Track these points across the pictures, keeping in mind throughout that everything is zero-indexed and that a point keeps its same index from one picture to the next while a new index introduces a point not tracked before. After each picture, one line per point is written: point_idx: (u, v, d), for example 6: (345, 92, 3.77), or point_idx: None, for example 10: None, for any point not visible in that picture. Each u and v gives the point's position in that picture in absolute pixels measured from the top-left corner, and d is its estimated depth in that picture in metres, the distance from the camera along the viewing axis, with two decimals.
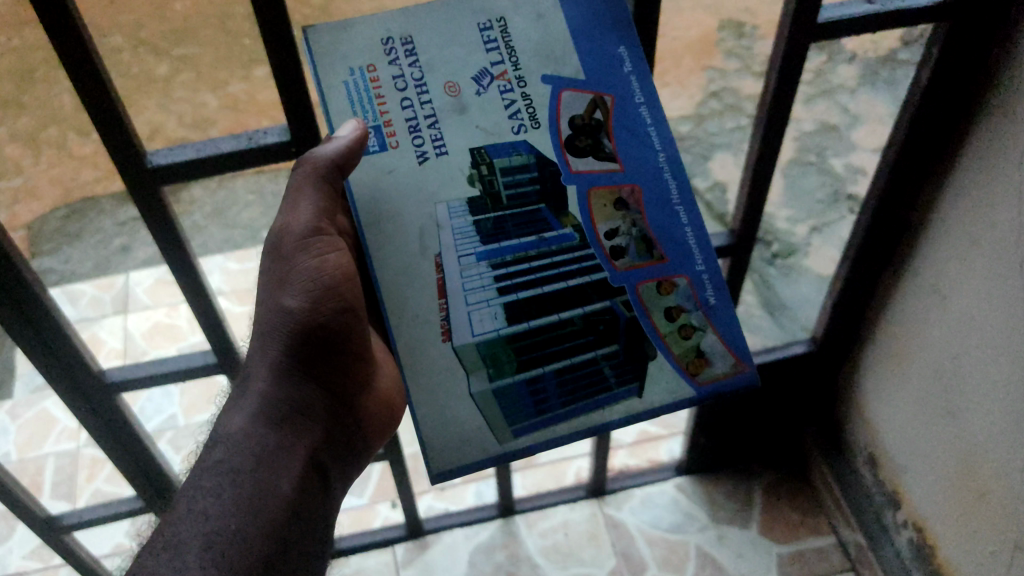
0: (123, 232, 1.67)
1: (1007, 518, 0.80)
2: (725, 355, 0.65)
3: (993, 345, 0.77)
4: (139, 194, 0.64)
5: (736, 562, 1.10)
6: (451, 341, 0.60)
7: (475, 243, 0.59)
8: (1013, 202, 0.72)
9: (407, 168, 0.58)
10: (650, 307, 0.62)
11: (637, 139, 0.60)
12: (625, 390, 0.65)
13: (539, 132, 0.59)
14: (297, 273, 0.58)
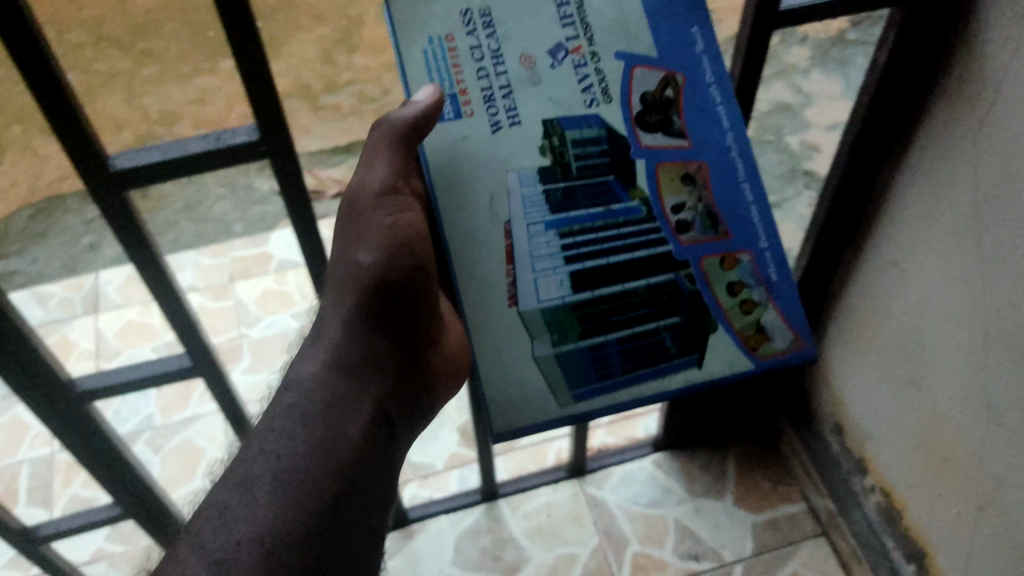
0: (89, 231, 1.63)
1: (969, 481, 0.85)
2: (784, 331, 0.71)
3: (952, 315, 0.82)
4: (103, 198, 0.63)
5: (714, 533, 1.14)
6: (517, 306, 0.65)
7: (544, 211, 0.64)
8: (967, 178, 0.76)
9: (483, 137, 0.61)
10: (713, 280, 0.68)
11: (703, 118, 0.66)
12: (685, 361, 0.70)
13: (610, 105, 0.64)
14: (371, 228, 0.60)
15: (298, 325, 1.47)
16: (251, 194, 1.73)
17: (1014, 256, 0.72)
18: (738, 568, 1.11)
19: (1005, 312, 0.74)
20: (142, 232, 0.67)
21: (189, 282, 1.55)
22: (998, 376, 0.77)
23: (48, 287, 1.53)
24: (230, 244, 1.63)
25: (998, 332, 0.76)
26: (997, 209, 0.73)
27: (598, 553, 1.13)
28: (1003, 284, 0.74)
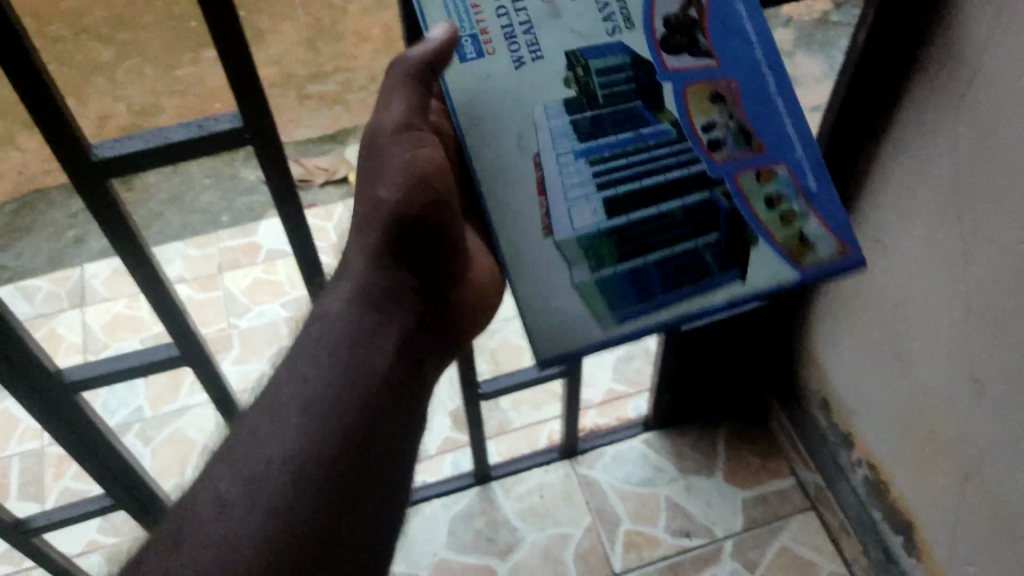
0: (75, 224, 1.62)
1: (953, 453, 0.86)
2: (827, 239, 0.67)
3: (932, 289, 0.83)
4: (85, 187, 0.63)
5: (704, 510, 1.16)
6: (552, 234, 0.62)
7: (573, 141, 0.63)
8: (946, 153, 0.77)
9: (507, 71, 0.62)
10: (748, 194, 0.66)
11: (726, 40, 0.67)
12: (728, 277, 0.65)
13: (632, 33, 0.65)
14: (390, 166, 0.62)
15: (288, 314, 1.47)
16: (237, 183, 1.72)
17: (993, 230, 0.73)
18: (730, 543, 1.13)
19: (984, 285, 0.76)
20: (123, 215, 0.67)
21: (177, 273, 1.55)
22: (979, 349, 0.79)
23: (35, 281, 1.51)
24: (217, 234, 1.62)
25: (978, 305, 0.77)
26: (975, 183, 0.74)
27: (591, 532, 1.14)
28: (983, 259, 0.75)
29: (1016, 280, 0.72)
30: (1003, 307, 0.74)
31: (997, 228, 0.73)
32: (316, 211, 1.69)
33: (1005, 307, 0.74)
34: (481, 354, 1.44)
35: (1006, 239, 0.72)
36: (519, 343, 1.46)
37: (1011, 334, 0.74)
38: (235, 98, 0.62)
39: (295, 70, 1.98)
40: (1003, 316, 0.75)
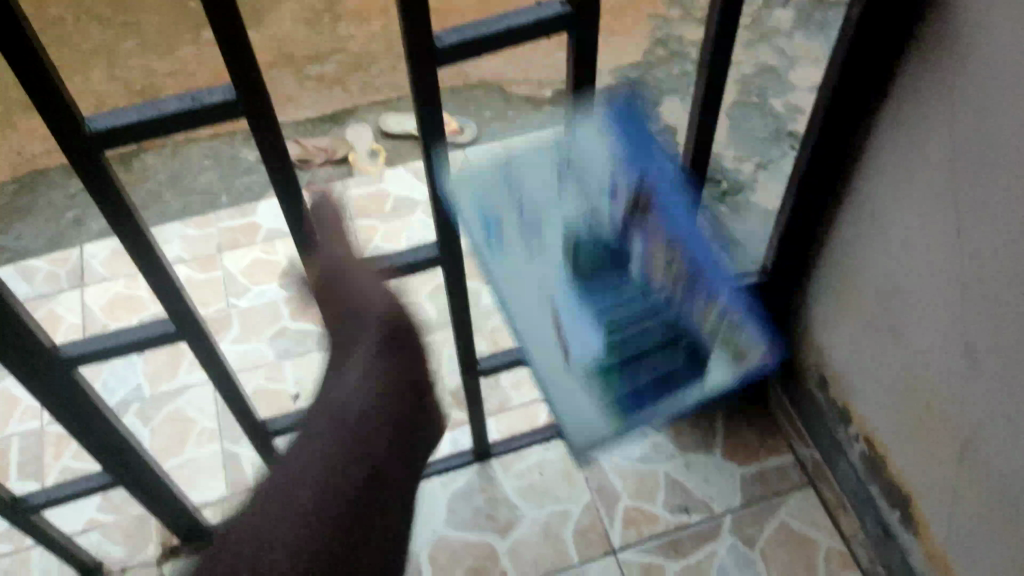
0: (74, 205, 1.62)
1: (950, 430, 0.87)
2: (752, 348, 0.90)
3: (928, 266, 0.83)
4: (79, 161, 0.62)
5: (704, 486, 1.17)
6: (571, 360, 0.79)
7: (564, 285, 0.75)
8: (942, 127, 0.76)
9: (521, 261, 0.75)
10: (711, 333, 0.82)
11: (668, 203, 0.73)
12: (694, 377, 0.88)
13: (602, 207, 0.72)
14: (354, 275, 0.58)
15: (287, 294, 1.47)
16: (237, 164, 1.72)
17: (988, 205, 0.73)
18: (728, 520, 1.14)
19: (980, 262, 0.76)
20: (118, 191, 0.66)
21: (176, 253, 1.55)
22: (975, 325, 0.78)
23: (35, 262, 1.51)
24: (216, 215, 1.62)
25: (973, 281, 0.77)
26: (971, 158, 0.74)
27: (590, 509, 1.15)
28: (980, 235, 0.75)
29: (1012, 256, 0.72)
30: (998, 283, 0.74)
31: (992, 204, 0.72)
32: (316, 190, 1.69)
33: (1000, 283, 0.74)
34: (482, 333, 1.45)
35: (1001, 215, 0.72)
36: None
37: (1006, 310, 0.74)
38: (229, 71, 0.60)
39: (294, 51, 1.97)
40: (998, 292, 0.74)
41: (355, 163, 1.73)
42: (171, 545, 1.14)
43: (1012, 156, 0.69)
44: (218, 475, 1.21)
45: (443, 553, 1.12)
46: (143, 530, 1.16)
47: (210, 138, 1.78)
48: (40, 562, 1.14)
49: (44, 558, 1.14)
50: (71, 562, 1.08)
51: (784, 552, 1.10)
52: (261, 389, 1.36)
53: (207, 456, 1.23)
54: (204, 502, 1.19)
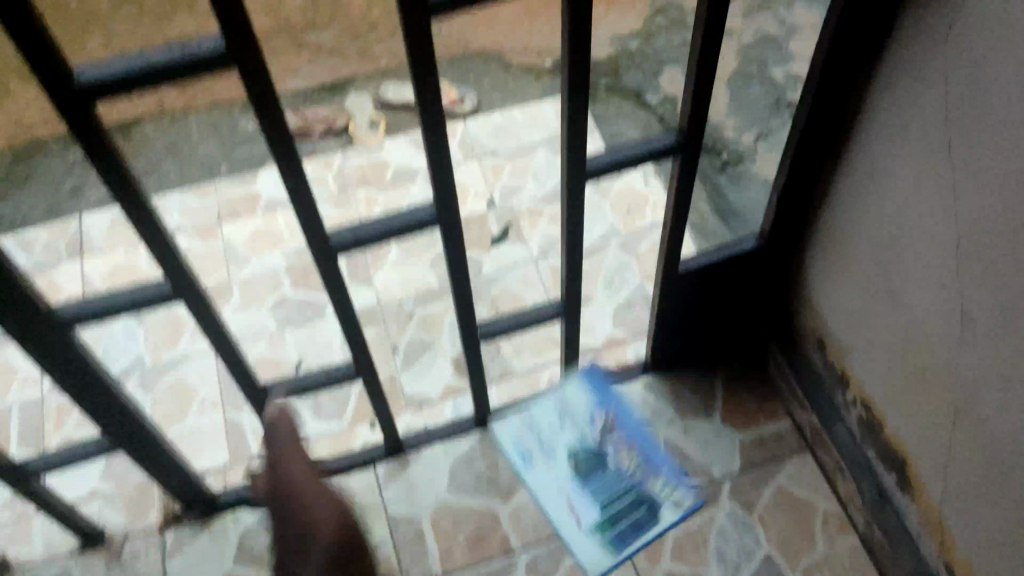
0: (73, 174, 1.62)
1: (942, 386, 0.88)
2: (709, 477, 1.16)
3: (921, 222, 0.85)
4: (70, 114, 0.63)
5: (703, 451, 1.18)
6: (583, 560, 1.09)
7: (572, 479, 1.17)
8: (935, 81, 0.79)
9: (550, 478, 1.17)
10: (654, 482, 1.16)
11: (632, 438, 1.20)
12: (680, 512, 1.13)
13: (585, 463, 1.18)
14: (317, 508, 0.89)
15: (288, 264, 1.48)
16: (235, 134, 1.71)
17: (979, 157, 0.75)
18: (727, 485, 1.15)
19: (971, 215, 0.78)
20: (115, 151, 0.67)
21: (176, 223, 1.56)
22: (966, 278, 0.80)
23: (35, 233, 1.52)
24: (216, 184, 1.62)
25: (964, 235, 0.79)
26: (962, 110, 0.76)
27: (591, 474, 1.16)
28: (972, 187, 0.77)
29: (1001, 208, 0.74)
30: (989, 235, 0.76)
31: (983, 155, 0.74)
32: (317, 161, 1.74)
33: (990, 235, 0.76)
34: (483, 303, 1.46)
35: (992, 166, 0.74)
36: (520, 292, 1.48)
37: (996, 262, 0.76)
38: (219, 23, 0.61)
39: None
40: (989, 244, 0.76)
41: (355, 133, 1.80)
42: (173, 512, 1.14)
43: (1002, 105, 0.71)
44: (220, 443, 1.22)
45: (445, 518, 1.13)
46: (145, 498, 1.16)
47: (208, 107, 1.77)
48: (42, 530, 1.14)
49: (46, 526, 1.14)
50: (73, 528, 1.08)
51: (783, 516, 1.12)
52: (262, 359, 1.36)
53: (209, 424, 1.24)
54: (207, 470, 1.20)
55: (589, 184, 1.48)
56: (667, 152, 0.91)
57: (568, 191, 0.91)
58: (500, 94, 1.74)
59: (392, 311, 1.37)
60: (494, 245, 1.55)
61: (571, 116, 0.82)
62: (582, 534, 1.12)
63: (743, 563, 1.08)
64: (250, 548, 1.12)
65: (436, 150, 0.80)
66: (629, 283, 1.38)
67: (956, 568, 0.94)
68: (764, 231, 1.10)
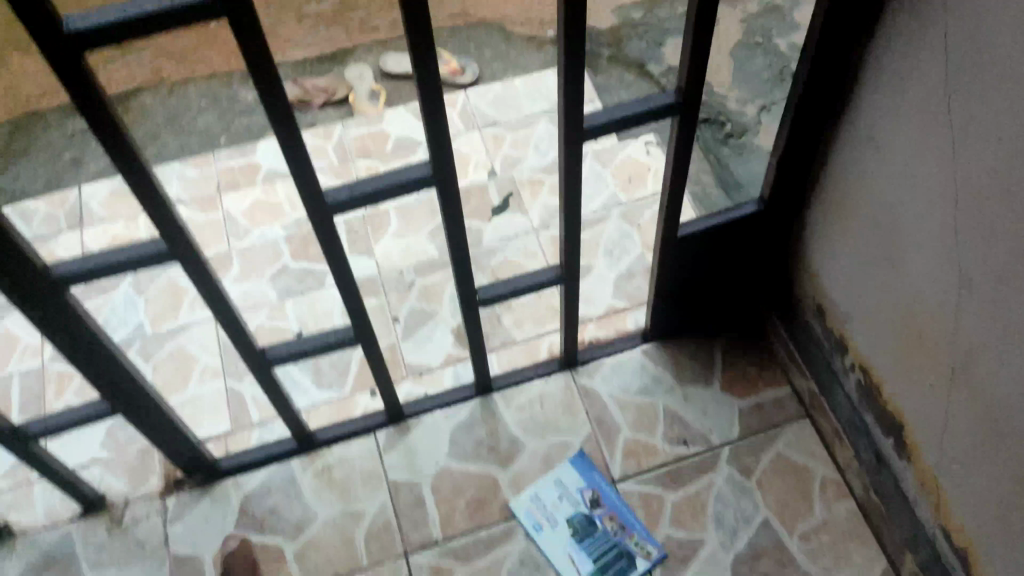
0: (71, 146, 1.61)
1: (941, 349, 0.90)
2: (676, 534, 1.09)
3: (924, 185, 0.86)
4: (59, 64, 0.62)
5: (702, 418, 1.19)
6: None
7: (571, 536, 1.09)
8: (936, 44, 0.79)
9: (553, 535, 1.09)
10: (627, 536, 1.09)
11: (616, 502, 1.12)
12: (651, 565, 1.07)
13: (577, 528, 1.10)
14: None
15: (288, 235, 1.48)
16: (235, 105, 1.70)
17: (981, 119, 0.76)
18: (725, 451, 1.16)
19: (973, 176, 0.79)
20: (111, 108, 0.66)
21: (175, 195, 1.55)
22: (968, 240, 0.82)
23: (33, 203, 1.51)
24: (215, 155, 1.61)
25: (966, 196, 0.80)
26: (964, 72, 0.76)
27: (590, 441, 1.17)
28: (974, 150, 0.78)
29: (1003, 168, 0.75)
30: (990, 196, 0.77)
31: (985, 117, 0.75)
32: (315, 131, 1.69)
33: (992, 196, 0.77)
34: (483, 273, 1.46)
35: (993, 128, 0.75)
36: (520, 262, 1.48)
37: (998, 222, 0.77)
38: None
39: None
40: (991, 205, 0.77)
41: (355, 104, 1.72)
42: (175, 478, 1.16)
43: (1005, 66, 0.71)
44: (221, 410, 1.23)
45: (445, 484, 1.14)
46: (145, 465, 1.17)
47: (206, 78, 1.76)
48: (43, 496, 1.15)
49: (47, 491, 1.15)
50: (74, 493, 1.09)
51: (781, 482, 1.12)
52: (263, 328, 1.37)
53: (210, 392, 1.25)
54: (208, 437, 1.21)
55: (589, 157, 1.50)
56: (666, 111, 0.90)
57: (565, 152, 0.90)
58: (501, 64, 1.75)
59: (392, 281, 1.37)
60: (494, 215, 1.54)
61: (567, 77, 0.82)
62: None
63: (740, 528, 1.09)
64: (252, 513, 1.13)
65: (434, 115, 0.80)
66: (630, 252, 1.38)
67: (950, 530, 0.96)
68: (764, 196, 1.10)
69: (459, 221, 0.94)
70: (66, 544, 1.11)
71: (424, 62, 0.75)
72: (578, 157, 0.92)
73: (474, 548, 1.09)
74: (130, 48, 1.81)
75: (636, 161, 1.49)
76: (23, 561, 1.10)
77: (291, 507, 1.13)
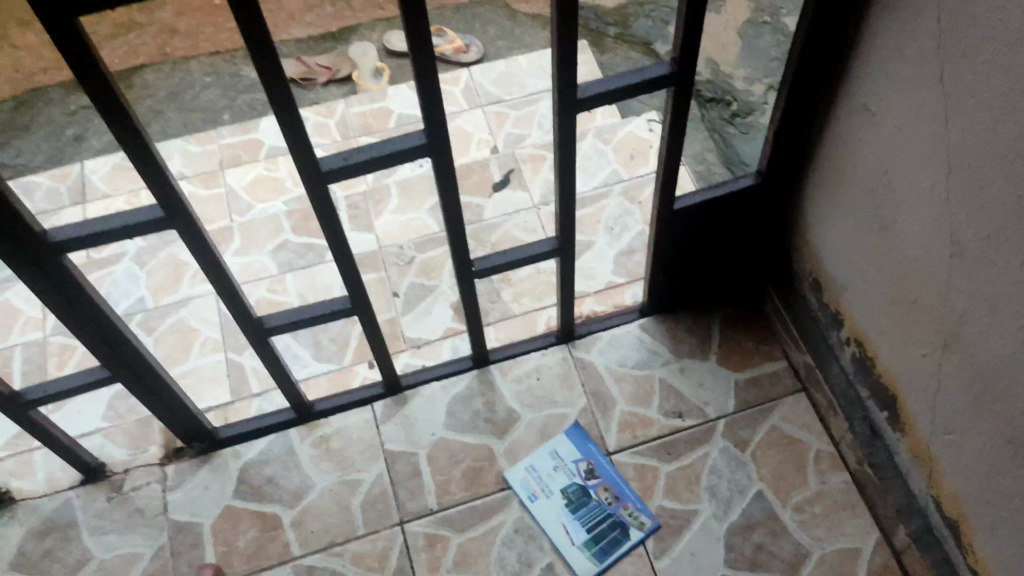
0: (74, 122, 1.62)
1: (935, 320, 0.90)
2: (670, 505, 1.10)
3: (918, 155, 0.86)
4: (51, 28, 0.61)
5: (698, 391, 1.19)
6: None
7: (567, 505, 1.10)
8: (932, 11, 0.78)
9: (549, 505, 1.11)
10: (621, 507, 1.10)
11: (610, 473, 1.13)
12: (645, 535, 1.08)
13: (572, 497, 1.11)
14: None
15: (288, 210, 1.48)
16: (238, 82, 1.70)
17: (976, 86, 0.75)
18: (721, 424, 1.16)
19: (967, 144, 0.79)
20: (105, 74, 0.66)
21: (177, 170, 1.55)
22: (961, 209, 0.82)
23: (34, 178, 1.51)
24: (217, 131, 1.61)
25: (959, 165, 0.80)
26: (960, 39, 0.76)
27: (586, 413, 1.18)
28: (968, 120, 0.78)
29: (997, 136, 0.75)
30: (983, 165, 0.77)
31: (980, 84, 0.75)
32: (317, 108, 1.66)
33: (985, 164, 0.77)
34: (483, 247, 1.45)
35: (988, 95, 0.75)
36: (521, 236, 1.46)
37: (990, 191, 0.77)
38: None
39: None
40: (984, 173, 0.77)
41: (358, 81, 1.71)
42: (175, 447, 1.17)
43: (1000, 34, 0.71)
44: (221, 382, 1.25)
45: (441, 454, 1.15)
46: (145, 434, 1.19)
47: (208, 53, 1.76)
48: (43, 465, 1.17)
49: (48, 460, 1.17)
50: (74, 462, 1.11)
51: (776, 454, 1.13)
52: (262, 301, 1.38)
53: (210, 364, 1.27)
54: (208, 408, 1.22)
55: (591, 133, 1.50)
56: (661, 82, 0.90)
57: (560, 123, 0.90)
58: (505, 41, 1.77)
59: (392, 256, 1.38)
60: (495, 191, 1.53)
61: (561, 47, 0.81)
62: (575, 549, 1.07)
63: (734, 499, 1.10)
64: (250, 482, 1.14)
65: (426, 85, 0.80)
66: (630, 228, 1.38)
67: (942, 500, 0.97)
68: (761, 170, 1.10)
69: (455, 192, 0.94)
70: (66, 511, 1.13)
71: (419, 33, 0.74)
72: (573, 127, 0.91)
73: (469, 517, 1.10)
74: (134, 25, 1.82)
75: (637, 137, 1.49)
76: (23, 527, 1.12)
77: (290, 476, 1.15)
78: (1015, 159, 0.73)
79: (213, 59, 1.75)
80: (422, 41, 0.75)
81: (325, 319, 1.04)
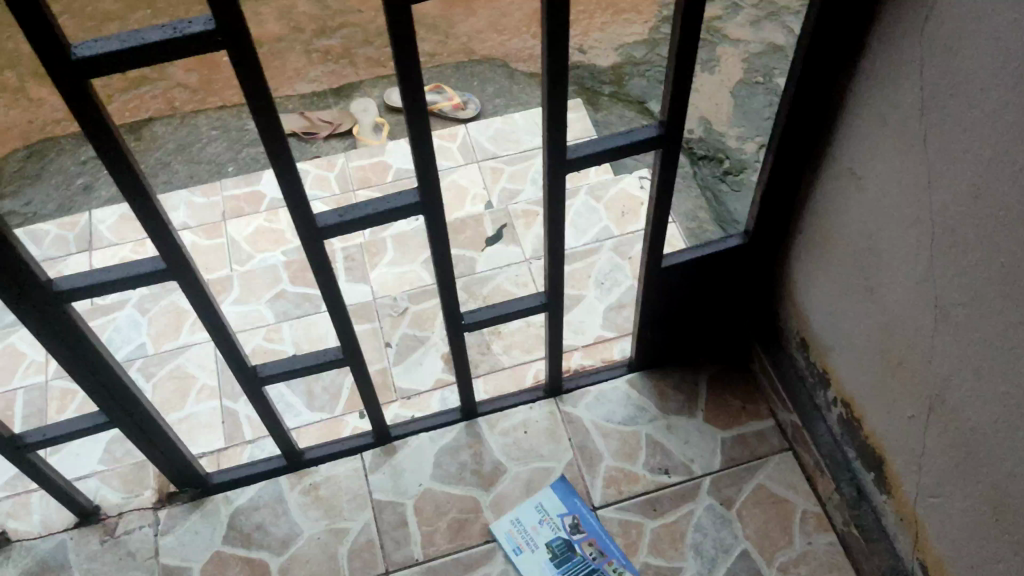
0: (84, 172, 1.67)
1: (920, 380, 0.92)
2: (654, 561, 1.10)
3: (902, 220, 0.89)
4: (66, 86, 0.65)
5: (683, 448, 1.20)
6: None
7: (551, 560, 1.11)
8: (915, 84, 0.83)
9: (532, 558, 1.11)
10: (605, 564, 1.10)
11: (594, 527, 1.13)
12: None
13: (556, 552, 1.11)
14: None
15: (287, 260, 1.52)
16: (243, 135, 1.76)
17: (958, 155, 0.79)
18: (707, 481, 1.17)
19: (950, 211, 0.82)
20: (115, 131, 0.69)
21: (182, 220, 1.58)
22: (945, 272, 0.84)
23: (44, 225, 1.55)
24: (221, 182, 1.65)
25: (943, 230, 0.83)
26: (941, 111, 0.80)
27: (572, 467, 1.19)
28: (950, 188, 0.81)
29: (978, 204, 0.78)
30: (966, 231, 0.80)
31: (961, 156, 0.79)
32: (318, 160, 1.70)
33: (968, 229, 0.80)
34: (475, 300, 1.48)
35: (969, 165, 0.78)
36: (513, 290, 1.49)
37: (974, 256, 0.80)
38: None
39: (303, 24, 2.02)
40: (967, 238, 0.80)
41: (359, 136, 1.76)
42: (168, 492, 1.18)
43: (981, 108, 0.75)
44: (215, 428, 1.26)
45: (428, 505, 1.16)
46: (140, 478, 1.20)
47: (213, 108, 1.82)
48: (41, 507, 1.18)
49: (44, 502, 1.18)
50: (70, 504, 1.12)
51: (761, 512, 1.14)
52: (259, 349, 1.40)
53: (205, 411, 1.28)
54: (202, 453, 1.24)
55: (585, 191, 1.54)
56: (650, 144, 0.93)
57: (550, 181, 0.93)
58: (503, 99, 1.83)
59: (385, 307, 1.40)
60: (487, 246, 1.56)
61: (552, 111, 0.85)
62: None
63: (719, 557, 1.10)
64: (239, 528, 1.15)
65: (421, 145, 0.83)
66: (620, 284, 1.41)
67: (928, 563, 0.97)
68: (748, 230, 1.13)
69: (447, 246, 0.97)
70: (60, 553, 1.13)
71: (413, 95, 0.78)
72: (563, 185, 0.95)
73: (454, 569, 1.11)
74: (145, 79, 1.87)
75: (628, 195, 1.53)
76: (17, 568, 1.12)
77: (278, 523, 1.15)
78: (996, 226, 0.76)
79: (219, 113, 1.81)
80: (417, 101, 0.79)
81: (317, 368, 1.06)
